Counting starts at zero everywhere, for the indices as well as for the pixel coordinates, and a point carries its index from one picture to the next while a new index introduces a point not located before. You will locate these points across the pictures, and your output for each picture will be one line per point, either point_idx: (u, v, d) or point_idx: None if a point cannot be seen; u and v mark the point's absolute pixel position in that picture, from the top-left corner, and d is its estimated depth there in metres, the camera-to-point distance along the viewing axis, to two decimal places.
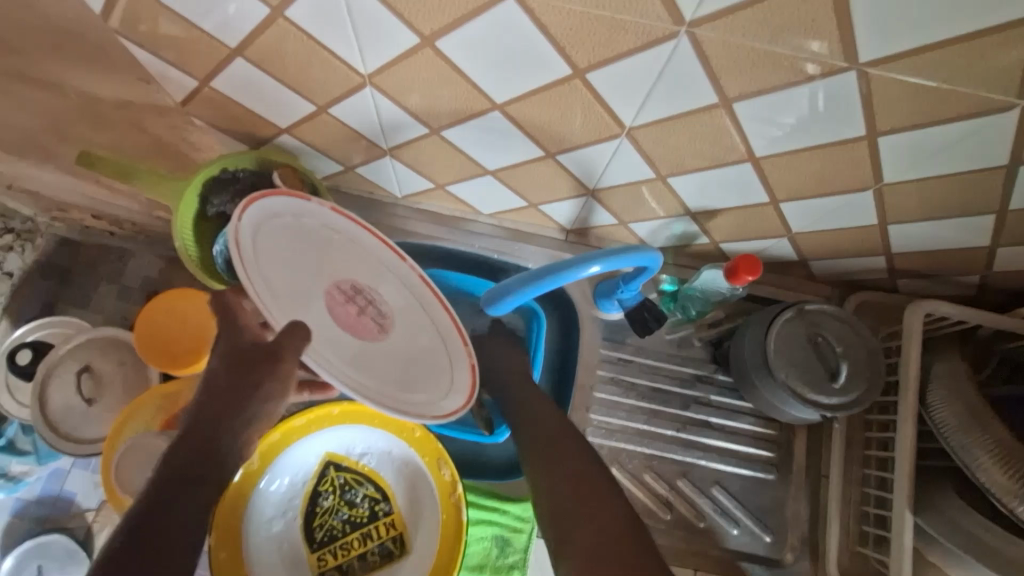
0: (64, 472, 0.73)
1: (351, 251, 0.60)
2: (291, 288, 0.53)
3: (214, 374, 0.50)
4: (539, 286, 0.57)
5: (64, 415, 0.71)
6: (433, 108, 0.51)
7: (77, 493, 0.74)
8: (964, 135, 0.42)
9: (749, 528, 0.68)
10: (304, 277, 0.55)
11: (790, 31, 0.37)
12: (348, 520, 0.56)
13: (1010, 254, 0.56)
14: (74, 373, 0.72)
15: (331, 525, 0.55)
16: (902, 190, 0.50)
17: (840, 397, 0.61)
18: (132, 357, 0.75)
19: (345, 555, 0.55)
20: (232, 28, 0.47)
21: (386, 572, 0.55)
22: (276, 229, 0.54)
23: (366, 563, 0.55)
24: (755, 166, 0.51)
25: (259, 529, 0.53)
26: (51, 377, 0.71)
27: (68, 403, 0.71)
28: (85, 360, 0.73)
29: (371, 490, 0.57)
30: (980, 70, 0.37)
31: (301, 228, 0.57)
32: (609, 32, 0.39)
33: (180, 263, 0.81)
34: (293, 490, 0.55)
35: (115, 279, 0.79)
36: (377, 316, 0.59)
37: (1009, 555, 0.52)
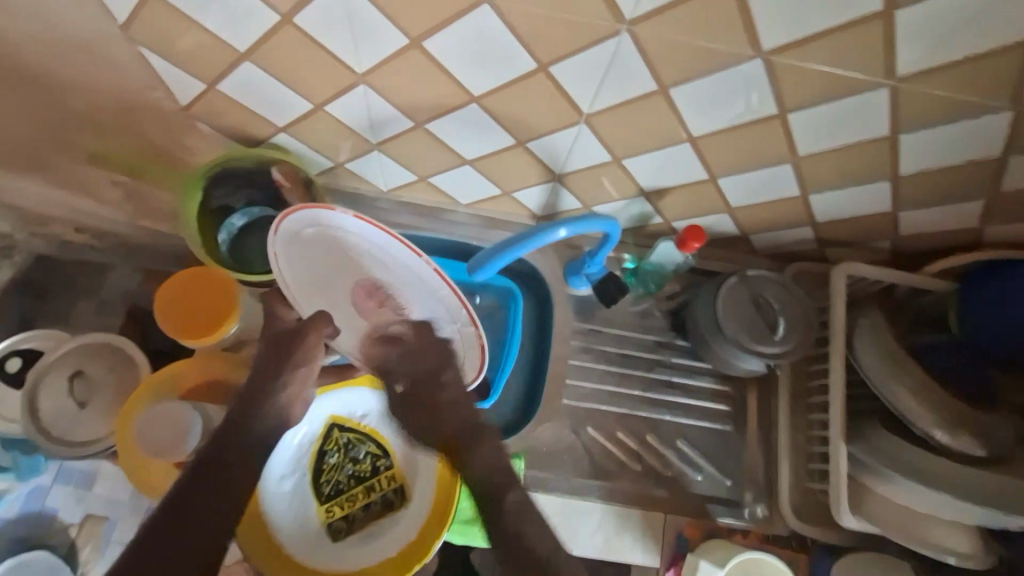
0: (44, 489, 0.78)
1: (371, 249, 0.63)
2: (317, 290, 0.63)
3: (262, 357, 0.58)
4: (516, 250, 0.64)
5: (58, 416, 0.76)
6: (418, 103, 0.59)
7: (59, 508, 0.78)
8: (854, 110, 0.52)
9: (711, 474, 0.76)
10: (332, 279, 0.64)
11: (709, 27, 0.46)
12: (352, 474, 0.62)
13: (910, 216, 0.67)
14: (65, 378, 0.77)
15: (337, 479, 0.62)
16: (813, 162, 0.60)
17: (779, 346, 0.71)
18: (120, 362, 0.79)
19: (350, 506, 0.61)
20: (243, 35, 0.54)
21: (387, 520, 0.61)
22: (300, 240, 0.63)
23: (369, 511, 0.61)
24: (694, 145, 0.60)
25: (273, 485, 0.60)
26: (41, 383, 0.77)
27: (60, 407, 0.76)
28: (75, 365, 0.78)
29: (373, 447, 0.64)
30: (858, 55, 0.47)
31: (323, 234, 0.63)
32: (565, 31, 0.48)
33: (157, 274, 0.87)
34: (302, 449, 0.62)
35: (93, 293, 0.85)
36: (397, 308, 0.64)
37: (922, 466, 0.62)
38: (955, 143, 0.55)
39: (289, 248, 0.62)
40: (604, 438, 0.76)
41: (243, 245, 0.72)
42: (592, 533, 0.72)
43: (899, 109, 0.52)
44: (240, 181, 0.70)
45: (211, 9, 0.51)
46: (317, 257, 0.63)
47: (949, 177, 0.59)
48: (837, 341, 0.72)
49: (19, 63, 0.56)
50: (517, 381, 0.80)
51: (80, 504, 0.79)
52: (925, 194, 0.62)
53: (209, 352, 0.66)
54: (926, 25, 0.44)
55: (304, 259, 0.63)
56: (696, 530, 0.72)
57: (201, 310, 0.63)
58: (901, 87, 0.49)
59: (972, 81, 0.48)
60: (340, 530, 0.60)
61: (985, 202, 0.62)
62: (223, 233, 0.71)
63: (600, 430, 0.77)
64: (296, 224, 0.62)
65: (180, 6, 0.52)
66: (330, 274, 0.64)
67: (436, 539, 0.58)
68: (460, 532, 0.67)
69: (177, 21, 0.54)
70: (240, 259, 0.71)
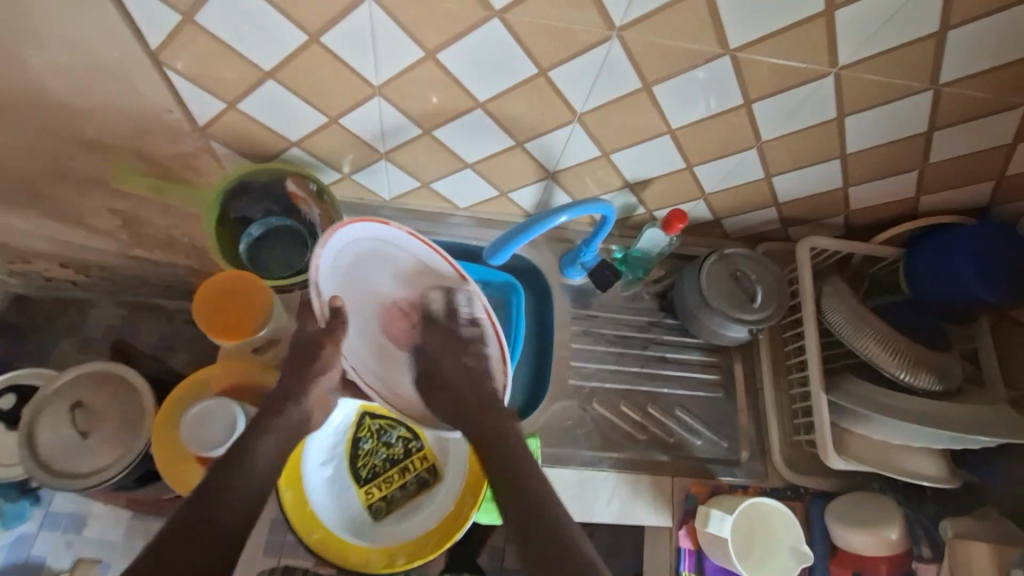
0: (30, 536, 0.94)
1: (418, 270, 0.70)
2: (355, 296, 0.69)
3: (287, 371, 0.65)
4: (526, 235, 0.72)
5: (57, 450, 0.77)
6: (427, 111, 0.66)
7: (46, 554, 0.94)
8: (807, 96, 0.62)
9: (709, 438, 0.83)
10: (373, 291, 0.70)
11: (685, 30, 0.55)
12: (387, 458, 0.71)
13: (858, 193, 0.77)
14: (67, 410, 0.79)
15: (373, 463, 0.70)
16: (774, 147, 0.70)
17: (759, 313, 0.79)
18: (122, 389, 0.81)
19: (387, 487, 0.69)
20: (272, 55, 0.59)
21: (423, 495, 0.69)
22: (350, 249, 0.67)
23: (406, 490, 0.69)
24: (673, 137, 0.69)
25: (315, 472, 0.67)
26: (40, 417, 0.78)
27: (61, 436, 0.78)
28: (76, 396, 0.80)
29: (404, 432, 0.72)
30: (806, 48, 0.56)
31: (373, 250, 0.69)
32: (563, 39, 0.56)
33: (137, 309, 1.09)
34: (338, 438, 0.70)
35: (78, 332, 1.06)
36: (429, 330, 0.71)
37: (890, 404, 0.70)
38: (889, 123, 0.65)
39: (338, 252, 0.66)
40: (610, 412, 0.82)
41: (260, 253, 0.79)
42: (609, 501, 0.77)
43: (842, 95, 0.62)
44: (257, 194, 0.76)
45: (244, 31, 0.56)
46: (359, 270, 0.69)
47: (888, 152, 0.70)
48: (807, 305, 0.80)
49: (48, 91, 0.60)
50: (523, 372, 0.86)
51: (66, 550, 0.95)
52: (868, 172, 0.73)
53: (242, 356, 0.70)
54: (859, 20, 0.54)
55: (347, 270, 0.68)
56: (702, 488, 0.78)
57: (232, 315, 0.66)
58: (843, 75, 0.59)
59: (898, 67, 0.58)
60: (381, 510, 0.68)
61: (917, 174, 0.73)
62: (242, 241, 0.78)
63: (606, 406, 0.83)
64: (348, 237, 0.67)
65: (215, 30, 0.57)
66: (362, 286, 0.69)
67: (470, 512, 0.66)
68: (485, 511, 0.71)
69: (208, 45, 0.58)
70: (258, 263, 0.78)
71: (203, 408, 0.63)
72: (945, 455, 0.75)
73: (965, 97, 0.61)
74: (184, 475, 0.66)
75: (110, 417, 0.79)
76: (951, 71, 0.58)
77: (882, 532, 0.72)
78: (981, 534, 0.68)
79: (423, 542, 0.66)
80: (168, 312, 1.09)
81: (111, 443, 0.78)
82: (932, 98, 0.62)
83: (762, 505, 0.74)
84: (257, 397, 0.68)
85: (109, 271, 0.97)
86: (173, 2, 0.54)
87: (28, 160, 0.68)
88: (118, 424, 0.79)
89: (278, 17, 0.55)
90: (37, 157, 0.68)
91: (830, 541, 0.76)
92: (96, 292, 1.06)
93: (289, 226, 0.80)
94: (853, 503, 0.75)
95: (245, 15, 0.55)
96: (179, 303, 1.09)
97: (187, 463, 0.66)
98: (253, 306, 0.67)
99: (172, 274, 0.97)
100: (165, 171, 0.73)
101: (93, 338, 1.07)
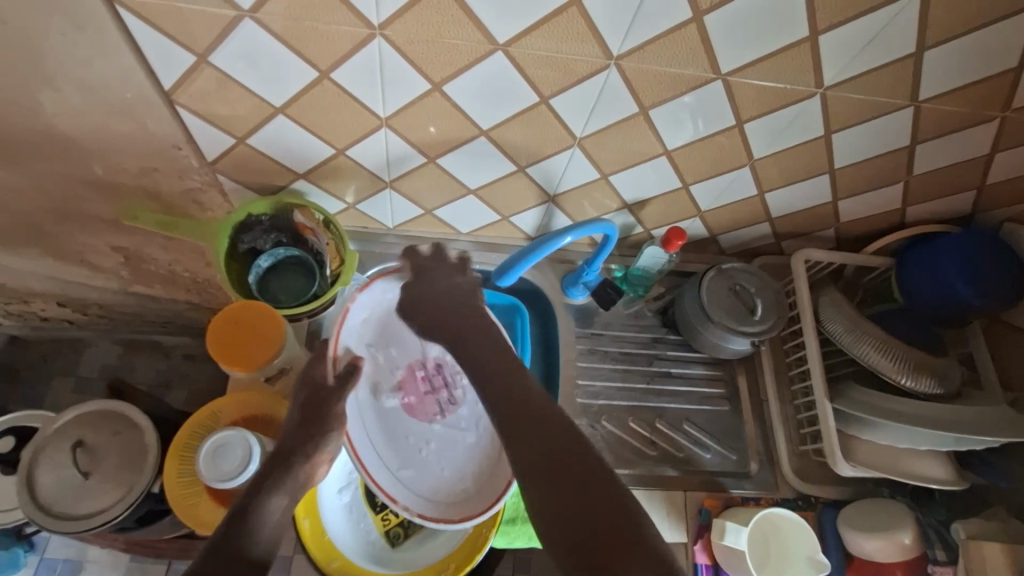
0: None
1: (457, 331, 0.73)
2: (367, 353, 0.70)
3: (297, 424, 0.61)
4: (533, 255, 0.73)
5: (59, 492, 0.75)
6: (432, 140, 0.68)
7: None
8: (795, 116, 0.65)
9: (718, 451, 0.84)
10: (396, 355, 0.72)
11: (679, 56, 0.58)
12: None
13: (847, 206, 0.80)
14: (68, 450, 0.77)
15: None
16: (766, 164, 0.72)
17: (760, 325, 0.80)
18: (126, 426, 0.80)
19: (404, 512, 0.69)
20: (282, 92, 0.61)
21: None
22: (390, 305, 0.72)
23: None
24: (669, 158, 0.71)
25: (332, 503, 0.67)
26: (41, 458, 0.77)
27: (64, 478, 0.76)
28: (78, 435, 0.78)
29: None
30: (792, 71, 0.59)
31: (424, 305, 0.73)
32: (564, 69, 0.59)
33: (134, 346, 1.08)
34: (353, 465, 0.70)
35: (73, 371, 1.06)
36: (444, 401, 0.72)
37: (896, 409, 0.72)
38: (875, 138, 0.68)
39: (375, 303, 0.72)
40: (619, 429, 0.83)
41: (269, 285, 0.80)
42: None
43: (830, 113, 0.65)
44: (266, 226, 0.77)
45: (254, 67, 0.58)
46: (392, 327, 0.72)
47: (875, 167, 0.73)
48: (805, 315, 0.81)
49: (56, 131, 0.60)
50: None
51: None
52: (856, 185, 0.76)
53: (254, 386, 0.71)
54: (841, 44, 0.57)
55: (377, 325, 0.71)
56: (715, 501, 0.79)
57: (245, 346, 0.67)
58: (829, 95, 0.62)
59: (880, 86, 0.61)
60: (399, 535, 0.68)
61: (903, 186, 0.76)
62: (251, 274, 0.78)
63: (615, 422, 0.83)
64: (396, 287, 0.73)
65: (229, 69, 0.58)
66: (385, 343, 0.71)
67: (491, 532, 0.66)
68: (504, 533, 0.72)
69: (221, 84, 0.60)
70: (268, 296, 0.79)
71: (219, 440, 0.62)
72: (950, 457, 0.76)
73: (944, 112, 0.65)
74: (194, 514, 0.65)
75: (112, 457, 0.78)
76: (930, 88, 0.62)
77: (897, 535, 0.72)
78: (993, 534, 0.69)
79: (445, 565, 0.66)
80: (165, 348, 1.09)
81: (114, 482, 0.77)
82: (914, 113, 0.65)
83: (793, 523, 0.74)
84: (265, 427, 0.69)
85: (108, 308, 0.96)
86: (189, 44, 0.56)
87: (35, 201, 0.68)
88: (120, 463, 0.77)
89: (291, 56, 0.57)
90: (42, 197, 0.68)
91: (845, 548, 0.76)
92: (92, 331, 1.06)
93: (297, 257, 0.81)
94: (866, 508, 0.75)
95: (258, 56, 0.57)
96: (177, 338, 1.08)
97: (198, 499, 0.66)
98: (264, 339, 0.67)
99: (171, 310, 0.97)
100: (171, 206, 0.74)
101: (89, 376, 1.06)
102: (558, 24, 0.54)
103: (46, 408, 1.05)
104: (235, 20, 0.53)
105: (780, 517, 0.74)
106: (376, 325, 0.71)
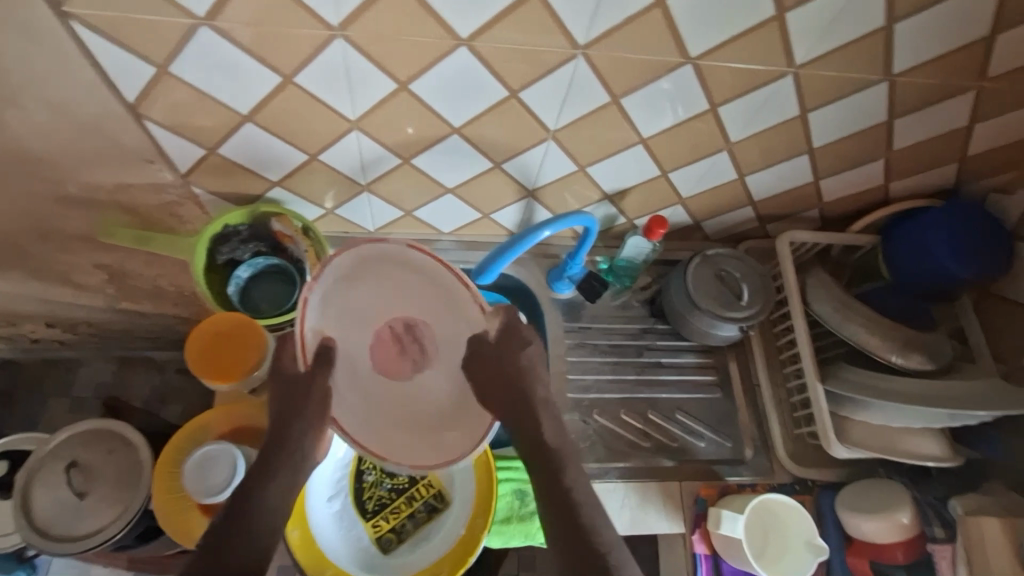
0: None
1: (421, 283, 0.62)
2: (327, 326, 0.59)
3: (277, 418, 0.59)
4: (503, 255, 0.72)
5: (57, 513, 0.75)
6: (405, 140, 0.67)
7: None
8: (767, 97, 0.64)
9: (712, 439, 0.83)
10: (361, 320, 0.61)
11: (646, 42, 0.57)
12: (392, 488, 0.70)
13: (829, 185, 0.79)
14: (63, 471, 0.76)
15: (378, 495, 0.70)
16: (745, 147, 0.72)
17: (747, 310, 0.80)
18: (119, 444, 0.79)
19: (396, 518, 0.69)
20: (247, 98, 0.60)
21: (433, 522, 0.69)
22: (341, 275, 0.59)
23: (416, 519, 0.69)
24: (645, 146, 0.71)
25: (322, 513, 0.67)
26: (35, 481, 0.76)
27: (60, 498, 0.76)
28: (71, 455, 0.78)
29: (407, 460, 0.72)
30: (761, 51, 0.59)
31: (381, 265, 0.60)
32: (530, 60, 0.58)
33: (127, 363, 1.08)
34: (341, 472, 0.70)
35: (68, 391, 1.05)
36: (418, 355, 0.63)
37: (885, 386, 0.72)
38: (852, 115, 0.68)
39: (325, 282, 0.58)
40: (611, 422, 0.83)
41: (250, 296, 0.79)
42: (620, 510, 0.77)
43: (804, 92, 0.64)
44: (244, 236, 0.76)
45: (215, 74, 0.57)
46: (348, 293, 0.60)
47: (854, 144, 0.72)
48: (793, 297, 0.80)
49: None
50: None
51: None
52: (837, 164, 0.75)
53: (238, 396, 0.71)
54: (809, 20, 0.56)
55: (332, 298, 0.59)
56: (711, 490, 0.78)
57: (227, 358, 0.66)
58: (801, 74, 0.62)
59: (852, 61, 0.61)
60: (391, 541, 0.68)
61: (884, 162, 0.75)
62: (230, 286, 0.77)
63: (607, 416, 0.83)
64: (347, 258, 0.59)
65: (191, 79, 0.58)
66: (343, 313, 0.60)
67: (483, 533, 0.66)
68: (497, 533, 0.71)
69: (185, 94, 0.59)
70: (250, 306, 0.78)
71: (201, 454, 0.62)
72: (944, 433, 0.75)
73: (919, 84, 0.64)
74: (180, 529, 0.65)
75: (108, 476, 0.77)
76: (904, 60, 0.61)
77: (896, 514, 0.71)
78: (990, 508, 0.68)
79: (441, 567, 0.66)
80: (158, 363, 1.08)
81: (111, 501, 0.76)
82: (889, 88, 0.64)
83: (800, 515, 0.72)
84: (252, 438, 0.68)
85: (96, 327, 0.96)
86: (149, 55, 0.55)
87: None
88: (115, 482, 0.77)
89: (252, 62, 0.56)
90: None
91: (844, 531, 0.76)
92: (83, 350, 1.05)
93: (278, 265, 0.80)
94: (865, 489, 0.75)
95: (220, 63, 0.56)
96: (169, 354, 1.08)
97: (184, 516, 0.65)
98: (244, 348, 0.66)
99: (160, 328, 0.97)
100: (150, 222, 0.74)
101: (83, 397, 1.06)
102: (520, 15, 0.53)
103: (41, 430, 1.04)
104: (192, 28, 0.53)
105: (787, 508, 0.73)
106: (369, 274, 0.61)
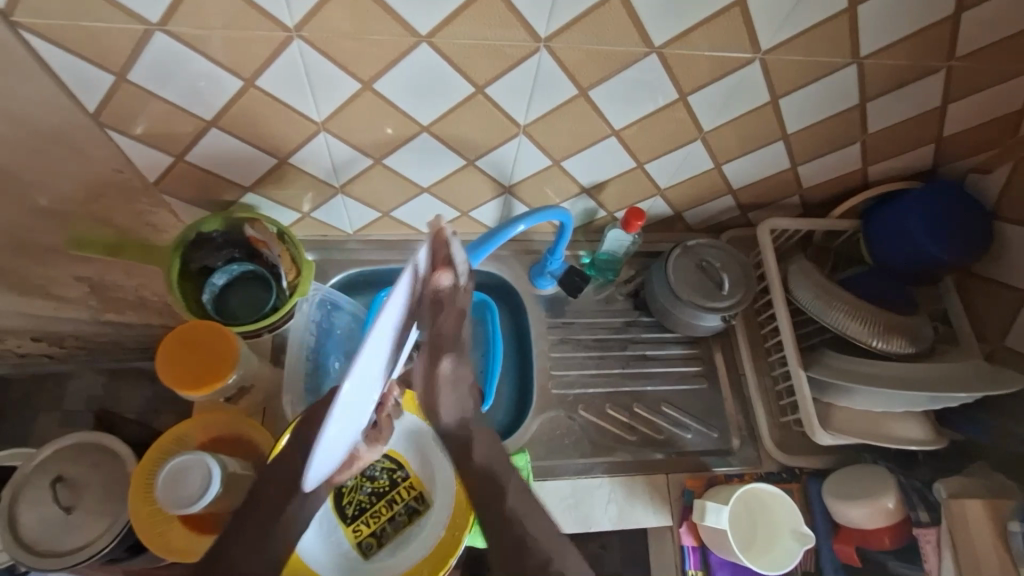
0: None
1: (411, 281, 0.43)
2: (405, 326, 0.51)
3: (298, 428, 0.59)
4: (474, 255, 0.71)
5: (43, 529, 0.72)
6: (375, 141, 0.67)
7: None
8: (737, 85, 0.64)
9: (699, 430, 0.83)
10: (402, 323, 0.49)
11: (608, 34, 0.56)
12: (372, 491, 0.70)
13: (807, 171, 0.78)
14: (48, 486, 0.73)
15: (358, 499, 0.70)
16: (718, 136, 0.71)
17: (727, 300, 0.79)
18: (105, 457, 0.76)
19: (376, 522, 0.69)
20: (212, 103, 0.59)
21: (413, 526, 0.69)
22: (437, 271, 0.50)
23: (396, 522, 0.69)
24: (618, 138, 0.70)
25: None
26: (21, 498, 0.73)
27: (45, 515, 0.72)
28: (56, 470, 0.74)
29: (387, 462, 0.72)
30: (725, 38, 0.58)
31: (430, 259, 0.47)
32: (494, 55, 0.57)
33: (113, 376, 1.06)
34: None
35: None
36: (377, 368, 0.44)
37: (867, 371, 0.71)
38: (822, 100, 0.67)
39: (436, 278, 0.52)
40: (597, 417, 0.82)
41: (227, 303, 0.78)
42: (606, 505, 0.77)
43: (773, 77, 0.63)
44: (218, 243, 0.76)
45: (175, 79, 0.56)
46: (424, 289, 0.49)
47: (829, 129, 0.71)
48: (775, 285, 0.80)
49: None
50: (508, 385, 0.88)
51: None
52: (814, 149, 0.74)
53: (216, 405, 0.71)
54: (771, 5, 0.55)
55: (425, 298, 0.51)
56: (697, 482, 0.78)
57: (197, 369, 0.66)
58: (768, 60, 0.61)
59: (819, 45, 0.60)
60: (372, 546, 0.68)
61: (860, 146, 0.74)
62: (206, 293, 0.76)
63: (592, 411, 0.82)
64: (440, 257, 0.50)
65: (151, 86, 0.57)
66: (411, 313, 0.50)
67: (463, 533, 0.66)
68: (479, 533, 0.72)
69: (147, 102, 0.59)
70: (228, 313, 0.78)
71: (173, 467, 0.61)
72: (928, 417, 0.75)
73: (888, 66, 0.63)
74: (158, 541, 0.64)
75: (97, 489, 0.74)
76: (871, 41, 0.60)
77: (879, 500, 0.71)
78: (975, 490, 0.68)
79: (422, 568, 0.66)
80: None
81: (100, 514, 0.74)
82: (857, 71, 0.64)
83: (788, 505, 0.72)
84: (228, 449, 0.68)
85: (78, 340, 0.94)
86: (105, 64, 0.54)
87: None
88: (104, 494, 0.74)
89: (210, 66, 0.55)
90: None
91: (832, 518, 0.76)
92: None
93: (253, 271, 0.79)
94: (849, 475, 0.74)
95: (178, 69, 0.56)
96: None
97: (163, 527, 0.64)
98: (213, 359, 0.66)
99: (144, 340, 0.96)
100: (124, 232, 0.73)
101: None
102: (477, 10, 0.52)
103: None
104: (146, 35, 0.52)
105: (776, 499, 0.73)
106: (445, 275, 0.50)
